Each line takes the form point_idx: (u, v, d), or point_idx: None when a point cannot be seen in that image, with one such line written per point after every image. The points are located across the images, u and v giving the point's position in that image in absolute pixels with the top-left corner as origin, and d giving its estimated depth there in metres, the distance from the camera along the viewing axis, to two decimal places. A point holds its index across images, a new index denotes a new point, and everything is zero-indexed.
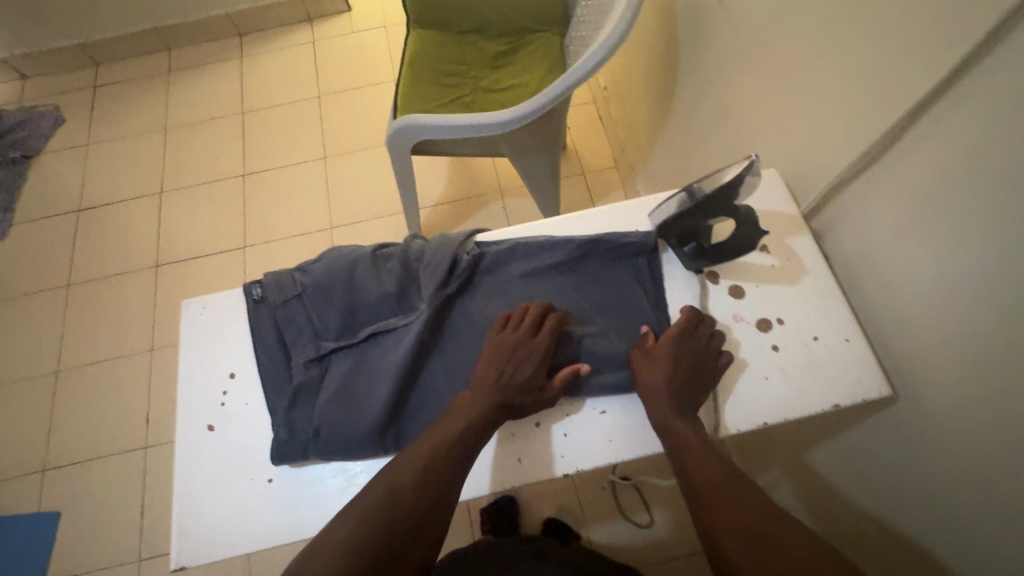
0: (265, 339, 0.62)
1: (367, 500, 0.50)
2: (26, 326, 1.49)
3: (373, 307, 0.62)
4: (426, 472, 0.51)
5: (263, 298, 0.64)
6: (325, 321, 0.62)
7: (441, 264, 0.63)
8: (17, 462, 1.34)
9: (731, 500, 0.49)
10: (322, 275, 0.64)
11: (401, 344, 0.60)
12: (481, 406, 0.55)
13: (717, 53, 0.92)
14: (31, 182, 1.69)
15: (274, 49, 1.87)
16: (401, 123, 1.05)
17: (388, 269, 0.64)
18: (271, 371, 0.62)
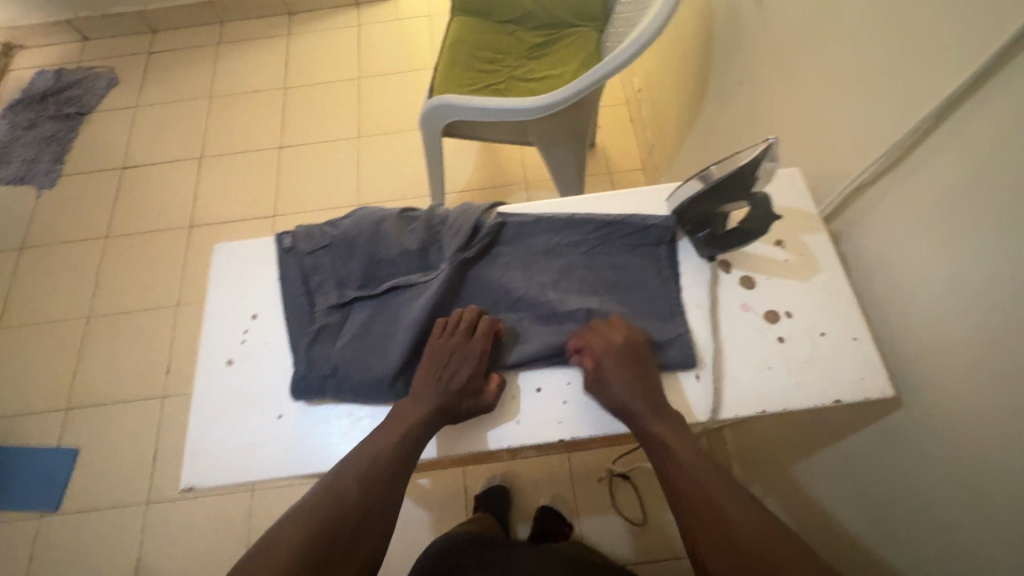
0: (292, 283, 0.67)
1: (303, 515, 0.52)
2: (65, 271, 1.56)
3: (394, 262, 0.66)
4: (366, 482, 0.54)
5: (293, 246, 0.68)
6: (349, 272, 0.66)
7: (464, 228, 0.66)
8: (43, 397, 1.41)
9: (682, 468, 0.53)
10: (349, 230, 0.68)
11: (420, 298, 0.64)
12: (420, 412, 0.57)
13: (750, 57, 0.93)
14: (82, 138, 1.77)
15: (320, 29, 1.93)
16: (436, 103, 1.08)
17: (413, 229, 0.68)
18: (296, 312, 0.65)
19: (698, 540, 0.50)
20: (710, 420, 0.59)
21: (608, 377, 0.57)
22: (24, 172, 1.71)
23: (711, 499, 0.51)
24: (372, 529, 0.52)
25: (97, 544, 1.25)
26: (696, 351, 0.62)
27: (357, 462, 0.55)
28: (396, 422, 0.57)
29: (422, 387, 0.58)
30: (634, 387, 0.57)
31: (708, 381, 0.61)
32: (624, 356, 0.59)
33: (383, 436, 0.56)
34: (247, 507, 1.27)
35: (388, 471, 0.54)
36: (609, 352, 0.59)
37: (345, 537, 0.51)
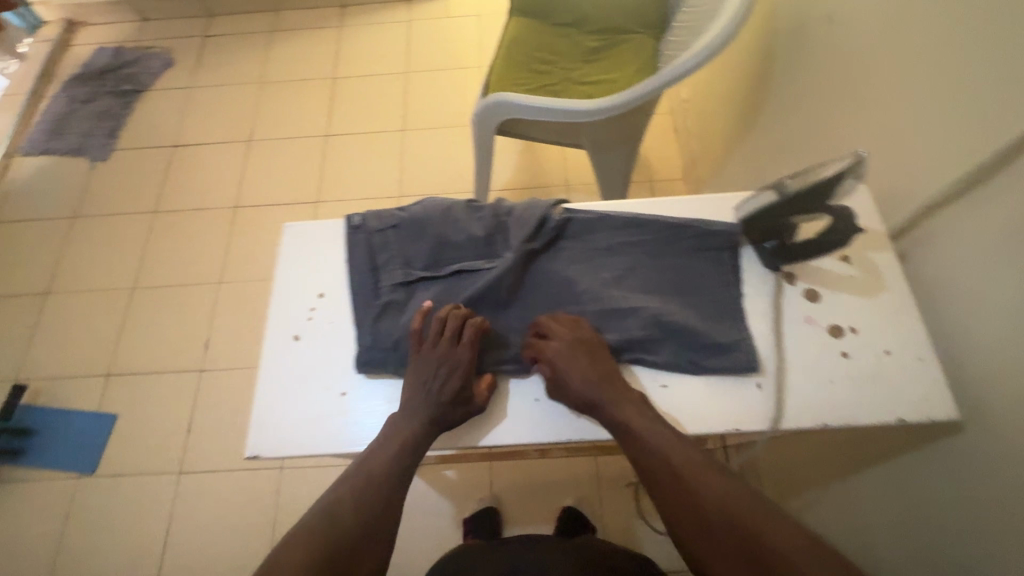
0: (360, 259, 0.68)
1: (298, 544, 0.52)
2: (113, 242, 1.61)
3: (459, 247, 0.68)
4: (361, 503, 0.55)
5: (362, 224, 0.70)
6: (416, 252, 0.68)
7: (531, 220, 0.67)
8: (85, 363, 1.45)
9: (647, 452, 0.56)
10: (417, 213, 0.70)
11: (483, 285, 0.65)
12: (408, 436, 0.58)
13: (815, 72, 0.93)
14: (136, 114, 1.83)
15: (371, 23, 1.96)
16: (493, 100, 1.10)
17: (480, 217, 0.70)
18: (362, 288, 0.67)
19: (670, 514, 0.54)
20: (770, 428, 0.59)
21: (560, 378, 0.59)
22: (80, 144, 1.76)
23: (679, 475, 0.54)
24: (373, 545, 0.54)
25: (130, 509, 1.29)
26: (758, 357, 0.62)
27: (348, 489, 0.56)
28: (382, 446, 0.58)
29: (410, 408, 0.59)
30: (589, 383, 0.58)
31: (770, 390, 0.61)
32: (574, 353, 0.59)
33: (374, 461, 0.57)
34: (276, 485, 1.30)
35: (380, 493, 0.56)
36: (559, 353, 0.59)
37: (345, 560, 0.52)
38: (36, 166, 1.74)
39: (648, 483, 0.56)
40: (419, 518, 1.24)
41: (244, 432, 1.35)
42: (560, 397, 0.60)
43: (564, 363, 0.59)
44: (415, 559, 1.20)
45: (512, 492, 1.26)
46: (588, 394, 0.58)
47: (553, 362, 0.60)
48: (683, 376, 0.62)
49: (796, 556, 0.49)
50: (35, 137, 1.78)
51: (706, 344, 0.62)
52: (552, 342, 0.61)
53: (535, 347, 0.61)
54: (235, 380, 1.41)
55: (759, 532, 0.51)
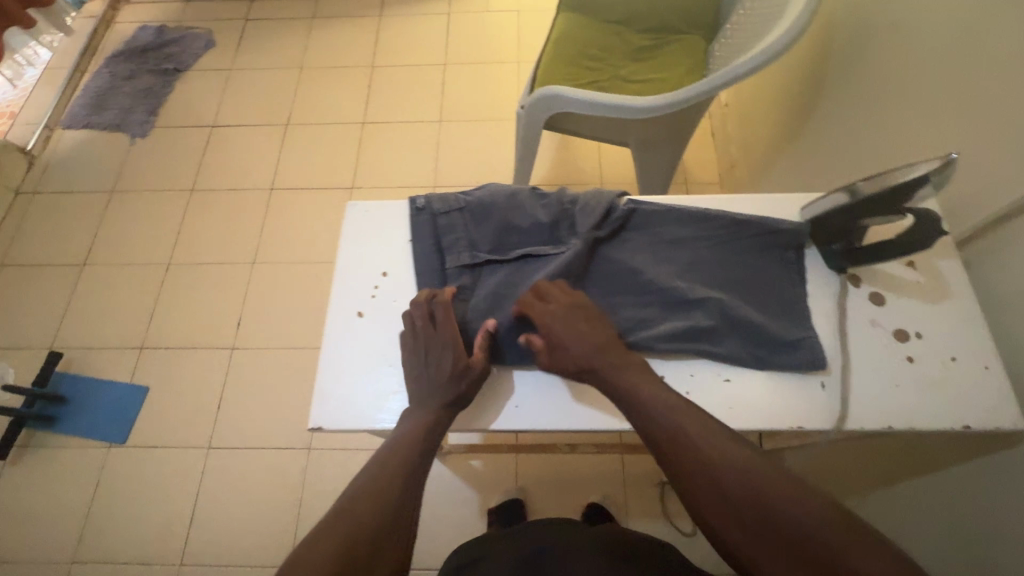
0: (426, 240, 0.69)
1: (314, 547, 0.49)
2: (150, 218, 1.63)
3: (524, 233, 0.69)
4: (374, 501, 0.53)
5: (426, 205, 0.71)
6: (481, 235, 0.69)
7: (598, 208, 0.69)
8: (119, 334, 1.47)
9: (650, 420, 0.56)
10: (482, 198, 0.71)
11: (550, 269, 0.66)
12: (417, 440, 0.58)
13: (875, 79, 0.93)
14: (176, 93, 1.85)
15: (411, 13, 1.97)
16: (545, 92, 1.10)
17: (545, 204, 0.71)
18: (429, 269, 0.68)
19: (680, 483, 0.53)
20: (835, 428, 0.60)
21: (557, 338, 0.61)
22: (121, 120, 1.78)
23: (687, 441, 0.53)
24: (393, 546, 0.51)
25: (159, 481, 1.30)
26: (824, 355, 0.62)
27: (361, 490, 0.54)
28: (392, 450, 0.57)
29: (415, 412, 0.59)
30: (586, 346, 0.60)
31: (834, 390, 0.61)
32: (572, 314, 0.62)
33: (385, 465, 0.55)
34: (303, 464, 1.31)
35: (395, 493, 0.54)
36: (553, 311, 0.62)
37: (365, 559, 0.49)
38: (77, 139, 1.76)
39: (656, 454, 0.55)
40: (444, 505, 1.24)
41: (273, 410, 1.37)
42: (557, 364, 0.61)
43: (559, 321, 0.61)
44: (439, 546, 1.20)
45: (537, 485, 1.26)
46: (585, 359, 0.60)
47: (548, 321, 0.62)
48: (748, 370, 0.63)
49: (811, 522, 0.47)
50: (77, 110, 1.80)
51: (773, 339, 0.63)
52: (545, 304, 0.63)
53: (530, 306, 0.63)
54: (266, 359, 1.43)
55: (774, 497, 0.49)
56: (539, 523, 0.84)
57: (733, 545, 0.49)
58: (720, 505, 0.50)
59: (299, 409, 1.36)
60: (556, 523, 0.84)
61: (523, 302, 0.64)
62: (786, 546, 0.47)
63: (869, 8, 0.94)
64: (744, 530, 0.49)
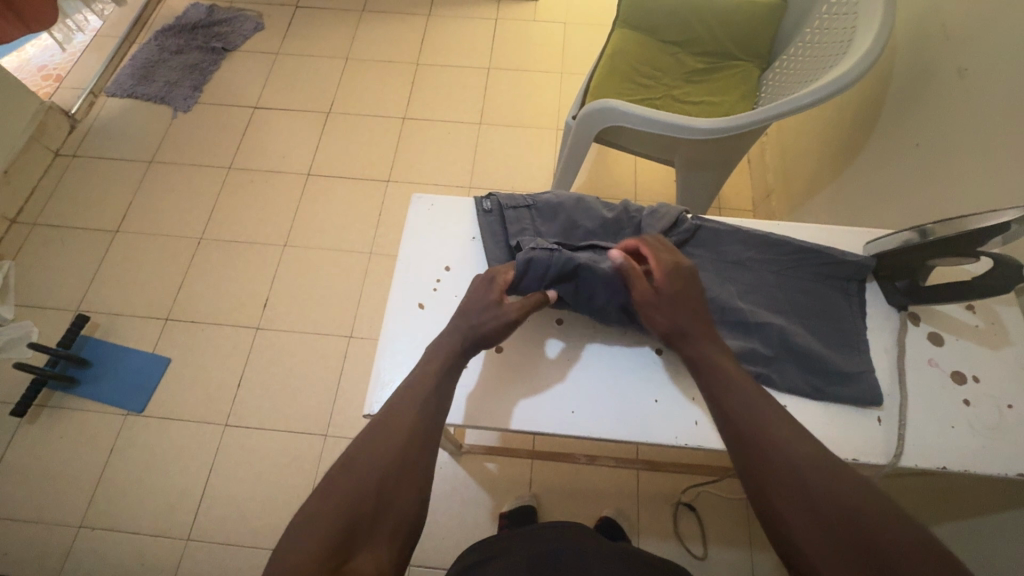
0: (494, 233, 0.73)
1: (314, 516, 0.51)
2: (186, 191, 1.64)
3: (589, 233, 0.72)
4: (384, 455, 0.55)
5: (494, 197, 0.74)
6: (548, 230, 0.72)
7: (666, 218, 0.72)
8: (147, 303, 1.47)
9: (735, 405, 0.57)
10: (553, 197, 0.75)
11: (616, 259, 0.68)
12: (416, 414, 0.58)
13: (935, 122, 0.94)
14: (222, 72, 1.87)
15: (459, 16, 1.99)
16: (605, 104, 1.08)
17: (610, 210, 0.75)
18: (490, 261, 0.71)
19: (748, 467, 0.53)
20: (889, 463, 0.60)
21: (661, 293, 0.64)
22: (165, 93, 1.80)
23: (761, 427, 0.54)
24: (392, 513, 0.53)
25: (173, 453, 1.30)
26: (881, 392, 0.63)
27: (359, 464, 0.54)
28: (391, 424, 0.57)
29: (424, 375, 0.61)
30: (687, 310, 0.63)
31: (890, 425, 0.62)
32: (682, 280, 0.65)
33: (383, 439, 0.56)
34: (318, 452, 1.30)
35: (392, 465, 0.55)
36: (667, 273, 0.65)
37: (367, 526, 0.51)
38: (120, 108, 1.78)
39: (729, 440, 0.56)
40: (457, 505, 1.24)
41: (292, 395, 1.36)
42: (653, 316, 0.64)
43: (671, 283, 0.64)
44: (448, 546, 1.19)
45: (551, 494, 1.25)
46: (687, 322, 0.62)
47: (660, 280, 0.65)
48: (806, 399, 0.63)
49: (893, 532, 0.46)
50: (123, 79, 1.82)
51: (831, 369, 0.63)
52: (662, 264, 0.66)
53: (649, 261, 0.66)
54: (289, 342, 1.43)
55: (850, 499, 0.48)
56: (557, 528, 0.83)
57: (789, 532, 0.49)
58: (795, 498, 0.49)
59: (319, 396, 1.36)
60: (574, 529, 0.83)
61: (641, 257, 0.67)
62: (855, 542, 0.46)
63: (935, 52, 0.96)
64: (802, 518, 0.49)
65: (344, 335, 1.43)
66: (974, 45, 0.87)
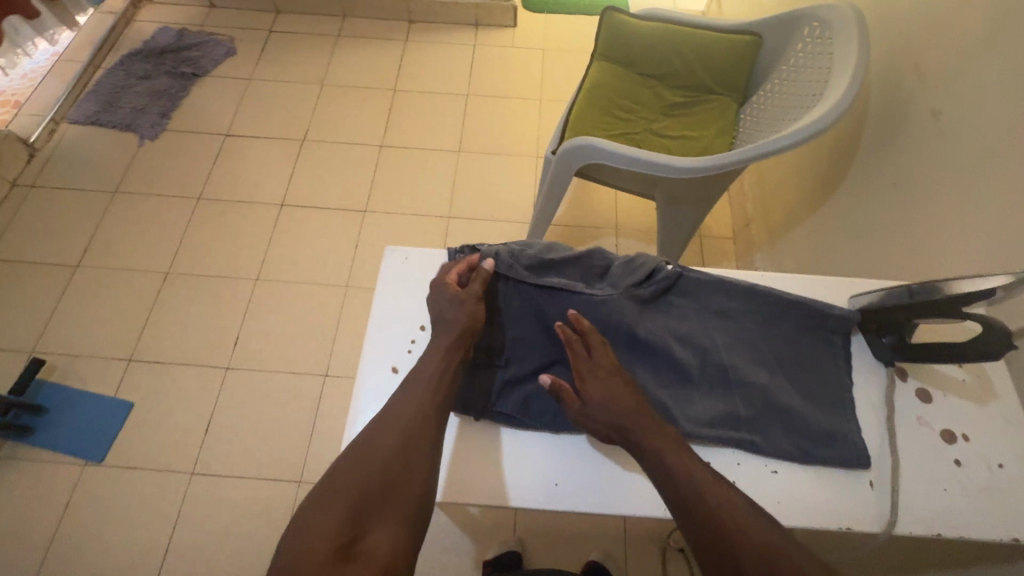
0: None
1: (325, 501, 0.51)
2: (152, 222, 1.58)
3: (565, 278, 0.70)
4: (394, 436, 0.56)
5: (467, 246, 0.72)
6: (519, 268, 0.70)
7: (644, 268, 0.70)
8: (109, 343, 1.40)
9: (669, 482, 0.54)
10: (528, 246, 0.73)
11: (585, 305, 0.67)
12: (422, 399, 0.58)
13: (911, 163, 0.94)
14: (192, 99, 1.81)
15: (437, 41, 1.98)
16: (587, 142, 1.07)
17: (588, 257, 0.72)
18: None
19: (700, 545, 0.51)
20: (884, 531, 0.58)
21: (589, 396, 0.60)
22: (131, 120, 1.74)
23: (705, 495, 0.52)
24: (402, 495, 0.53)
25: (135, 505, 1.22)
26: (868, 454, 0.61)
27: (368, 450, 0.55)
28: (398, 408, 0.58)
29: (407, 398, 0.59)
30: (620, 407, 0.59)
31: (884, 489, 0.60)
32: (610, 374, 0.62)
33: (391, 424, 0.56)
34: (291, 499, 1.24)
35: (404, 446, 0.55)
36: (594, 368, 0.62)
37: (380, 502, 0.52)
38: (83, 135, 1.71)
39: (679, 515, 0.53)
40: (437, 552, 1.18)
41: (264, 438, 1.30)
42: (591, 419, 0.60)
43: (597, 381, 0.61)
44: None
45: (536, 539, 1.21)
46: (600, 408, 0.59)
47: (587, 373, 0.62)
48: (795, 464, 0.61)
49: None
50: (86, 106, 1.75)
51: (817, 430, 0.62)
52: (589, 361, 0.63)
53: (575, 358, 0.63)
54: (261, 383, 1.37)
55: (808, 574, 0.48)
56: None
57: None
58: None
59: (292, 440, 1.30)
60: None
61: (569, 350, 0.64)
62: None
63: (909, 92, 0.97)
64: None
65: (319, 373, 1.38)
66: (946, 88, 0.88)
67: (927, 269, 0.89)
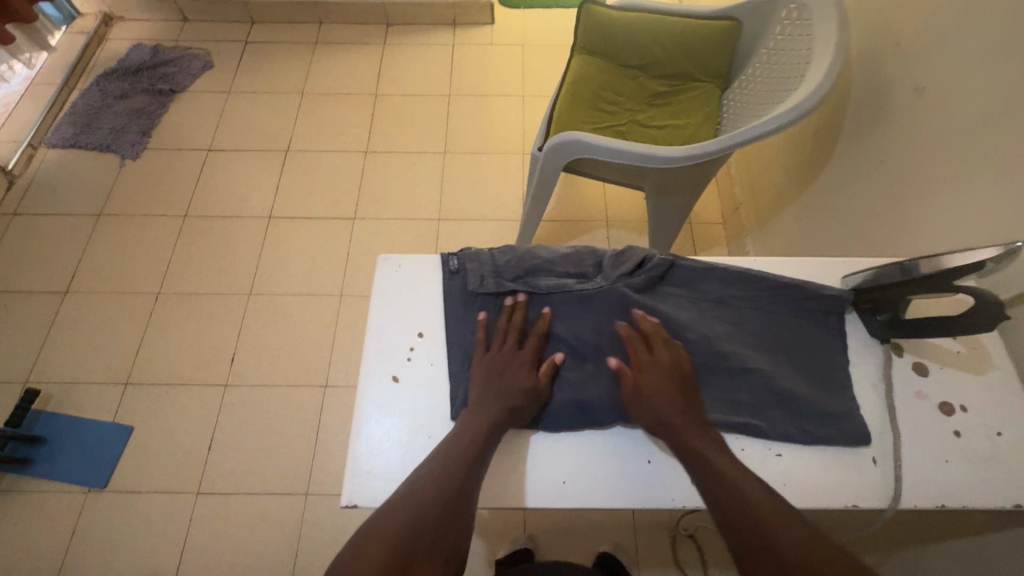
0: (460, 294, 0.70)
1: (367, 543, 0.50)
2: (139, 243, 1.56)
3: (554, 272, 0.71)
4: (442, 478, 0.55)
5: (459, 252, 0.72)
6: (505, 264, 0.71)
7: (634, 258, 0.70)
8: (103, 369, 1.38)
9: (715, 481, 0.54)
10: (517, 247, 0.73)
11: (576, 300, 0.68)
12: (470, 440, 0.58)
13: (897, 140, 0.95)
14: (171, 116, 1.79)
15: (416, 43, 1.97)
16: (573, 136, 1.07)
17: (578, 253, 0.73)
18: (462, 323, 0.68)
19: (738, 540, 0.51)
20: (890, 506, 0.59)
21: (645, 387, 0.61)
22: (111, 141, 1.72)
23: (743, 491, 0.52)
24: (455, 526, 0.53)
25: (142, 529, 1.21)
26: (869, 430, 0.62)
27: (413, 490, 0.54)
28: (450, 449, 0.57)
29: (455, 441, 0.58)
30: (674, 406, 0.59)
31: (886, 464, 0.61)
32: (671, 373, 0.62)
33: (441, 464, 0.56)
34: (299, 512, 1.24)
35: (453, 492, 0.54)
36: (655, 363, 0.62)
37: (423, 547, 0.50)
38: (62, 159, 1.69)
39: (718, 511, 0.53)
40: None
41: (268, 453, 1.30)
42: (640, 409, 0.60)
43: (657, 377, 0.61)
44: None
45: (546, 535, 1.22)
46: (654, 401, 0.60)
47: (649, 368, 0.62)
48: (799, 445, 0.62)
49: None
50: (64, 129, 1.73)
51: (816, 411, 0.63)
52: (651, 357, 0.63)
53: (636, 352, 0.64)
54: (262, 398, 1.36)
55: None
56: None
57: None
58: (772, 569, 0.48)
59: (296, 453, 1.30)
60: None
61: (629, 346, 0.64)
62: None
63: (890, 69, 0.97)
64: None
65: (319, 385, 1.38)
66: (926, 64, 0.89)
67: (917, 245, 0.90)
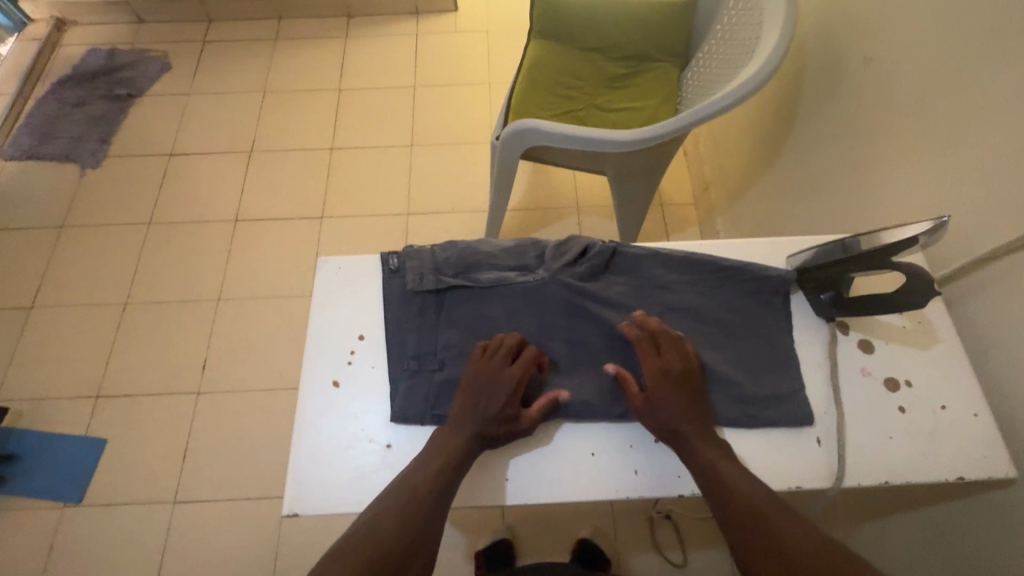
0: (399, 293, 0.69)
1: None
2: (104, 253, 1.54)
3: (496, 266, 0.70)
4: (401, 517, 0.53)
5: (399, 250, 0.71)
6: (445, 259, 0.70)
7: (576, 248, 0.70)
8: (74, 383, 1.37)
9: (729, 491, 0.53)
10: (459, 242, 0.72)
11: (518, 293, 0.68)
12: (431, 473, 0.55)
13: (852, 114, 0.94)
14: (131, 121, 1.75)
15: (378, 34, 1.93)
16: (526, 124, 1.05)
17: (522, 245, 0.72)
18: (402, 322, 0.67)
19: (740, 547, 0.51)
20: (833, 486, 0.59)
21: (657, 398, 0.59)
22: (69, 150, 1.68)
23: (756, 502, 0.52)
24: (415, 562, 0.52)
25: (120, 541, 1.21)
26: (812, 411, 0.62)
27: (370, 530, 0.52)
28: (410, 483, 0.55)
29: (417, 474, 0.56)
30: (683, 413, 0.58)
31: (829, 442, 0.61)
32: (687, 389, 0.60)
33: (398, 499, 0.54)
34: (278, 515, 1.24)
35: (414, 530, 0.52)
36: (660, 364, 0.61)
37: None
38: (20, 171, 1.65)
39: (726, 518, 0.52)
40: None
41: (244, 458, 1.29)
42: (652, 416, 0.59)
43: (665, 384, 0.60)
44: None
45: (525, 524, 1.22)
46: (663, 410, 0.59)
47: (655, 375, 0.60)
48: (743, 430, 0.61)
49: None
50: (20, 140, 1.69)
51: (761, 395, 0.62)
52: (659, 357, 0.62)
53: (645, 354, 0.62)
54: (235, 404, 1.35)
55: None
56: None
57: None
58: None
59: (273, 456, 1.30)
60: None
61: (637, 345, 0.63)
62: None
63: (843, 41, 0.96)
64: None
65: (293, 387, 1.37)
66: (875, 34, 0.88)
67: (873, 219, 0.89)
